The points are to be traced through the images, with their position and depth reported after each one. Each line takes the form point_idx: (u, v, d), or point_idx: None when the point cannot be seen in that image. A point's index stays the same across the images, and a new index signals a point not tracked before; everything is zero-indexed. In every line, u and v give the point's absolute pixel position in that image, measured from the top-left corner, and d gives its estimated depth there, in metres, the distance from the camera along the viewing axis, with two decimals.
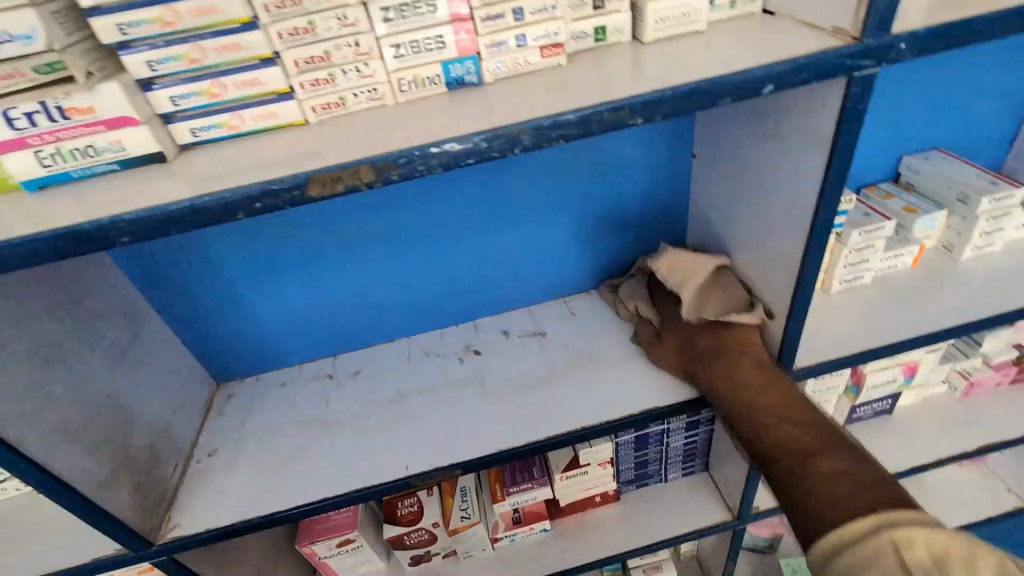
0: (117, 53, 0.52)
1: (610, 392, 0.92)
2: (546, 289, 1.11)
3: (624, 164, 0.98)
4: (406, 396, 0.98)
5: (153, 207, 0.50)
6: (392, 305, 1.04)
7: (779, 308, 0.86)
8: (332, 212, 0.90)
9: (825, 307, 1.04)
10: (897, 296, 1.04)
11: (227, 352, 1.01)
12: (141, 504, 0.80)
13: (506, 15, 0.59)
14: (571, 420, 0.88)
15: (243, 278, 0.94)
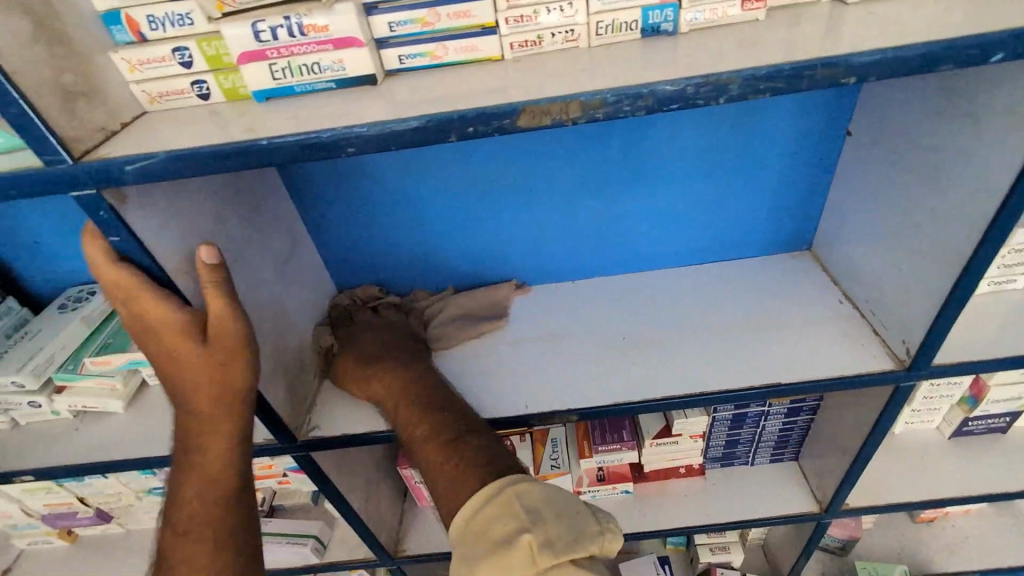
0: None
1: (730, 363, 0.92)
2: (665, 256, 1.11)
3: (773, 134, 0.96)
4: (523, 341, 1.02)
5: (378, 123, 0.54)
6: (515, 253, 1.08)
7: (930, 299, 0.82)
8: (478, 155, 0.94)
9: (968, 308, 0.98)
10: None
11: (361, 278, 1.09)
12: (291, 401, 0.88)
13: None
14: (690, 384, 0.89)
15: (387, 209, 0.99)
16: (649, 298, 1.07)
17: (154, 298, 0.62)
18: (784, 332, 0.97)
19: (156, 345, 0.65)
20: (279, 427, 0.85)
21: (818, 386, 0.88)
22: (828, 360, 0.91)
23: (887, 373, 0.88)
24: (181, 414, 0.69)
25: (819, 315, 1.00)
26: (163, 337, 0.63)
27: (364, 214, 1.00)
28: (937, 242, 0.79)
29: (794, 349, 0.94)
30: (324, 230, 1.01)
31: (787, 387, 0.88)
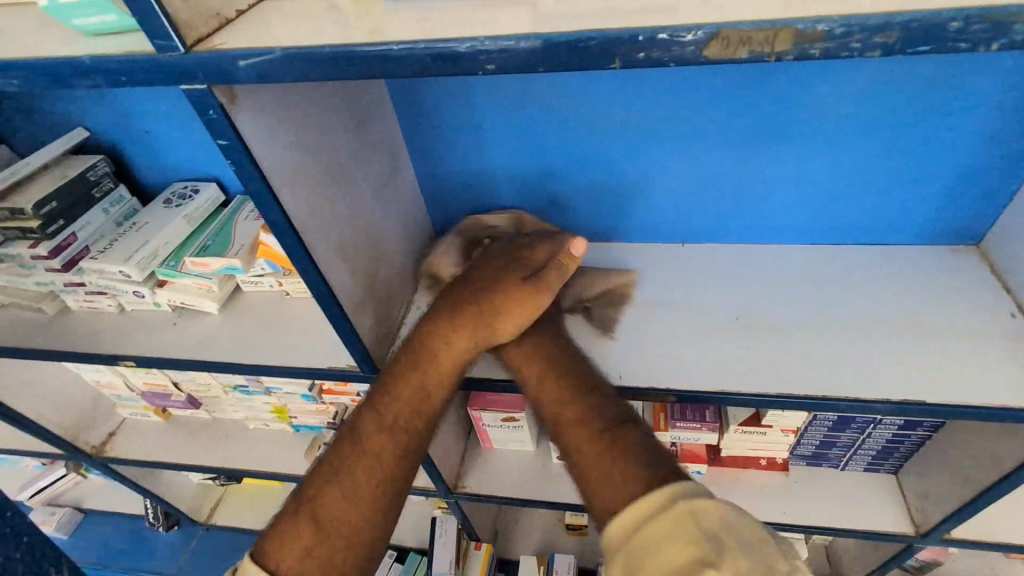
0: None
1: (862, 369, 0.79)
2: (802, 234, 0.95)
3: (983, 99, 0.75)
4: (621, 304, 0.92)
5: (526, 35, 0.44)
6: (624, 207, 0.96)
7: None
8: (603, 85, 0.82)
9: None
10: None
11: (456, 210, 1.03)
12: (377, 332, 0.85)
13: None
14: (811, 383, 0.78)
15: (493, 140, 0.91)
16: (774, 275, 0.93)
17: (521, 269, 0.81)
18: (942, 340, 0.80)
19: (479, 316, 0.78)
20: (363, 356, 0.83)
21: (979, 413, 0.73)
22: (997, 384, 0.75)
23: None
24: (427, 352, 0.78)
25: (993, 328, 0.81)
26: (499, 289, 0.79)
27: (469, 140, 0.91)
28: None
29: (954, 363, 0.78)
30: (425, 153, 0.94)
31: (938, 407, 0.73)
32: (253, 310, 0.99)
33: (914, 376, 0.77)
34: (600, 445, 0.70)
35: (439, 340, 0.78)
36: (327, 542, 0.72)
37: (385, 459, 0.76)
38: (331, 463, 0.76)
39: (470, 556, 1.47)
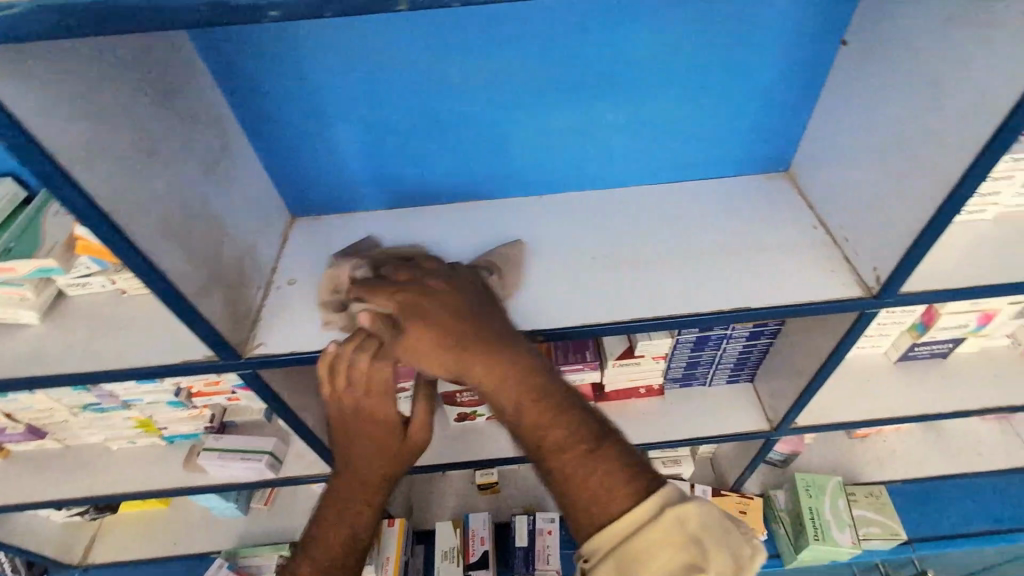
0: None
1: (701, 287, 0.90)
2: (641, 172, 1.06)
3: (766, 42, 0.90)
4: (492, 256, 0.96)
5: None
6: (481, 165, 1.00)
7: (911, 223, 0.81)
8: (392, 39, 0.82)
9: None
10: (1016, 239, 0.98)
11: (308, 184, 0.99)
12: (232, 316, 0.81)
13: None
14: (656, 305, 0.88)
15: (337, 105, 0.88)
16: (630, 213, 1.03)
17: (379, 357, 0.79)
18: (767, 254, 0.97)
19: (359, 404, 0.82)
20: (221, 344, 0.78)
21: (793, 310, 0.90)
22: (805, 286, 0.91)
23: (862, 298, 0.89)
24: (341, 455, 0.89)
25: (800, 239, 0.99)
26: (360, 383, 0.80)
27: (317, 102, 0.88)
28: (926, 159, 0.77)
29: (773, 270, 0.94)
30: (266, 120, 0.89)
31: (762, 310, 0.89)
32: (86, 313, 0.88)
33: (743, 291, 0.92)
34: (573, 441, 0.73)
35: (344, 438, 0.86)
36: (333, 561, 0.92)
37: (354, 520, 0.93)
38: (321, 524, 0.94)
39: (383, 533, 1.49)
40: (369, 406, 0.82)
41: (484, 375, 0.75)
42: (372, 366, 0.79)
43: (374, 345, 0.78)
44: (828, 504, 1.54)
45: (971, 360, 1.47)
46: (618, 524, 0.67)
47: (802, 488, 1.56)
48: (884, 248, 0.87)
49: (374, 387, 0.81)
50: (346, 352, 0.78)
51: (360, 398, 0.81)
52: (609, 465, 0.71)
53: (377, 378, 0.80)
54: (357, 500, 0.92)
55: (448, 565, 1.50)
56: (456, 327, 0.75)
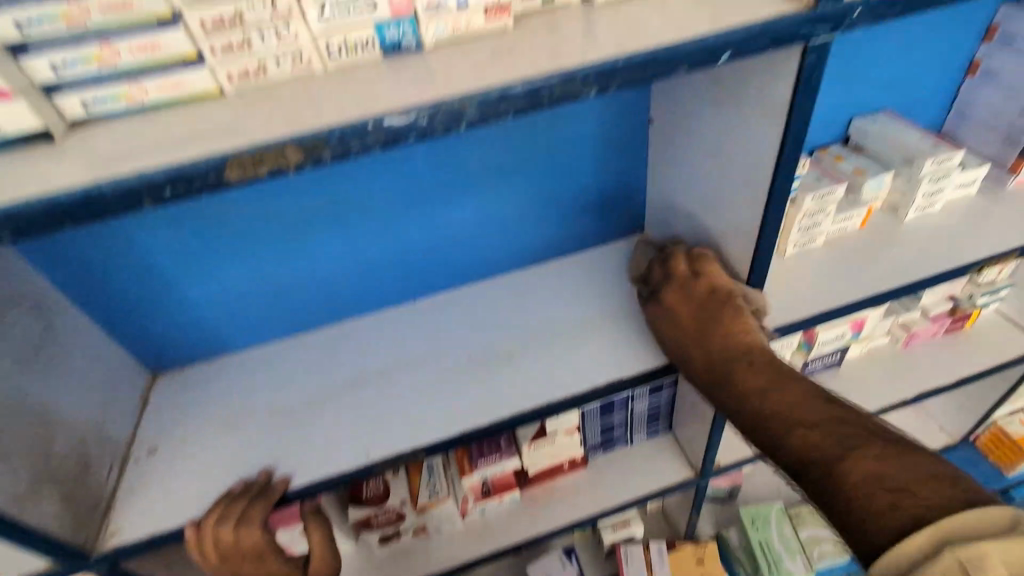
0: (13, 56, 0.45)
1: (569, 368, 0.92)
2: (504, 261, 1.10)
3: (580, 133, 0.98)
4: (366, 377, 0.96)
5: (40, 197, 0.44)
6: (343, 285, 1.02)
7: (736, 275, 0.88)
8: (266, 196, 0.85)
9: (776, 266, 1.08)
10: (847, 259, 1.08)
11: (167, 340, 0.97)
12: (72, 514, 0.75)
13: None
14: (529, 397, 0.89)
15: (178, 261, 0.89)
16: (501, 303, 1.06)
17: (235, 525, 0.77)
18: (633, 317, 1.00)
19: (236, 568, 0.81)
20: (59, 552, 0.71)
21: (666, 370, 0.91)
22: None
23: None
24: None
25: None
26: (226, 552, 0.78)
27: (156, 266, 0.88)
28: (731, 218, 0.83)
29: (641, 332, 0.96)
30: (105, 293, 0.88)
31: (636, 377, 0.90)
32: None
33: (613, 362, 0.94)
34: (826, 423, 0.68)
35: None
36: None
37: None
38: None
39: None
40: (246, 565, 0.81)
41: (703, 358, 0.84)
42: (236, 535, 0.77)
43: (234, 513, 0.77)
44: (777, 536, 1.56)
45: (864, 363, 1.55)
46: (897, 544, 0.52)
47: (749, 523, 1.57)
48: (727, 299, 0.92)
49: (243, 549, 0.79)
50: (206, 529, 0.77)
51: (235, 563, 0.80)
52: (907, 469, 0.58)
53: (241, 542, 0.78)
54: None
55: None
56: (703, 320, 0.85)
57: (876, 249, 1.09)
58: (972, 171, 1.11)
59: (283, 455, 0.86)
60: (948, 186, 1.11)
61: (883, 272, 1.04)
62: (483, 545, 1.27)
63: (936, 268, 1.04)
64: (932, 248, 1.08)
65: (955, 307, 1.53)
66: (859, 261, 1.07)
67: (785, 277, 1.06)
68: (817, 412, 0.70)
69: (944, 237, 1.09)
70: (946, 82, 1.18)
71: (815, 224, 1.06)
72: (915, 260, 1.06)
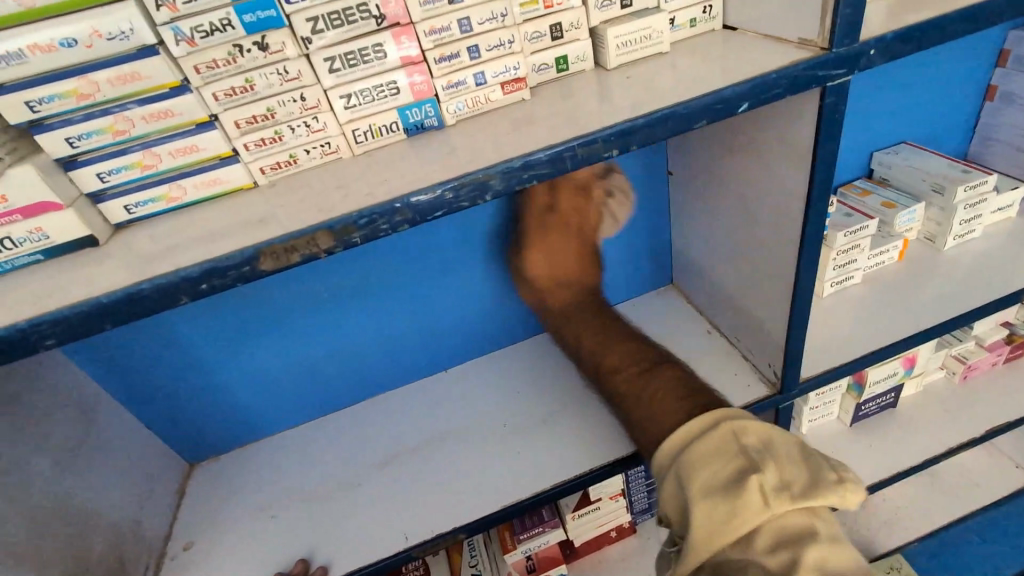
0: (64, 167, 0.48)
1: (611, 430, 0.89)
2: (534, 324, 1.09)
3: (601, 193, 0.99)
4: (402, 455, 0.93)
5: (82, 301, 0.45)
6: (375, 359, 1.02)
7: (775, 320, 0.85)
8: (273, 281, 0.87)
9: (815, 307, 1.04)
10: (889, 295, 1.03)
11: (203, 430, 0.97)
12: None
13: (453, 28, 0.53)
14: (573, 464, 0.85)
15: (215, 349, 0.90)
16: (536, 366, 1.05)
17: None
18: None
19: None
20: None
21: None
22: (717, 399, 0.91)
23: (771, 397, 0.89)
24: None
25: (699, 349, 1.00)
26: None
27: (196, 355, 0.90)
28: (764, 263, 0.82)
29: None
30: (144, 386, 0.89)
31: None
32: None
33: None
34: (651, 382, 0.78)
35: None
36: None
37: None
38: None
39: None
40: None
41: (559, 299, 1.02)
42: None
43: None
44: None
45: (923, 400, 1.44)
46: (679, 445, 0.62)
47: None
48: (769, 346, 0.89)
49: None
50: None
51: None
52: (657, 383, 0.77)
53: None
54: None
55: None
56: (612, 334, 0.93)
57: (918, 282, 1.05)
58: (1008, 195, 1.08)
59: (321, 542, 0.82)
60: (984, 211, 1.08)
61: (930, 305, 0.99)
62: None
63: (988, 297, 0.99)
64: (980, 275, 1.03)
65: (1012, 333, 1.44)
66: (902, 296, 1.03)
67: (826, 318, 1.02)
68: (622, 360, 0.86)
69: (990, 263, 1.04)
70: (964, 111, 1.17)
71: (852, 261, 1.03)
72: (962, 290, 1.01)
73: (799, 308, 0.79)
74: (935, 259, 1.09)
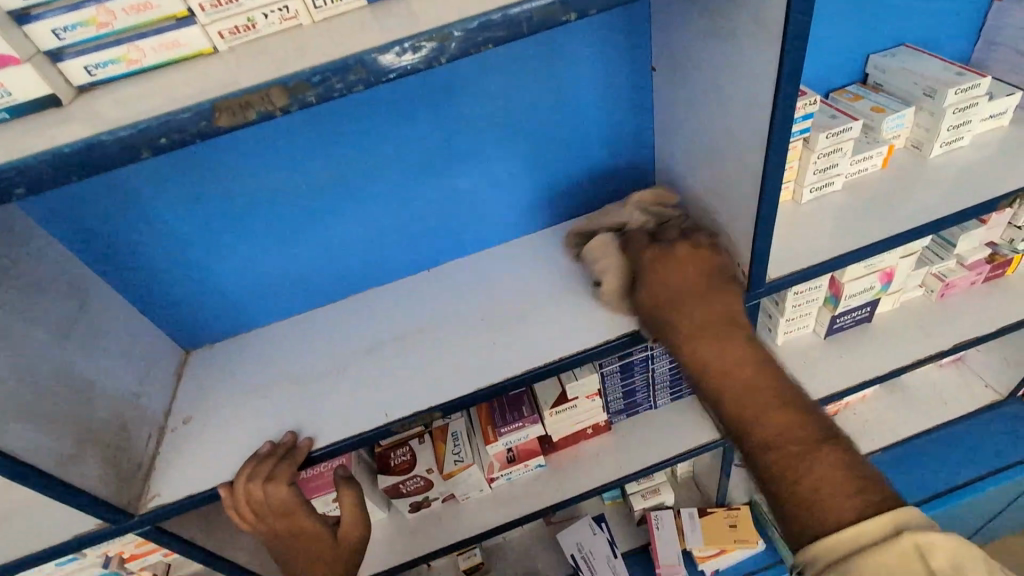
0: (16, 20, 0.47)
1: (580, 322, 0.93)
2: (515, 226, 1.11)
3: (583, 88, 0.97)
4: (383, 344, 0.98)
5: (47, 151, 0.46)
6: (358, 255, 1.04)
7: (746, 216, 0.87)
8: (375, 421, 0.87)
9: (792, 213, 1.05)
10: (867, 202, 1.04)
11: (194, 317, 1.01)
12: (115, 476, 0.79)
13: None
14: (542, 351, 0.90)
15: (199, 235, 0.93)
16: (515, 266, 1.07)
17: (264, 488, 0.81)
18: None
19: (270, 529, 0.85)
20: (103, 510, 0.76)
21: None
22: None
23: (737, 293, 0.93)
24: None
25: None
26: (262, 510, 0.82)
27: (182, 242, 0.93)
28: (739, 158, 0.82)
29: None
30: (135, 271, 0.93)
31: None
32: None
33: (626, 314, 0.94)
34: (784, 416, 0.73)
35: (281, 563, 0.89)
36: None
37: None
38: None
39: None
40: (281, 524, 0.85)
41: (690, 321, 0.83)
42: (265, 492, 0.80)
43: (263, 470, 0.80)
44: None
45: (900, 315, 1.48)
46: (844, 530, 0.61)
47: None
48: (739, 246, 0.91)
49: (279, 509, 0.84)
50: (237, 487, 0.80)
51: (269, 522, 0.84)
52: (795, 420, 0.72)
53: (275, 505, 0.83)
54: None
55: None
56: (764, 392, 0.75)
57: (898, 190, 1.05)
58: (1000, 101, 1.06)
59: (308, 418, 0.89)
60: (974, 118, 1.06)
61: (905, 212, 1.00)
62: (512, 511, 1.29)
63: (965, 203, 0.99)
64: (962, 182, 1.03)
65: (995, 253, 1.44)
66: (879, 203, 1.03)
67: (801, 223, 1.03)
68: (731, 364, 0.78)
69: (973, 171, 1.04)
70: (969, 13, 1.12)
71: (835, 165, 1.03)
72: (939, 197, 1.02)
73: (768, 202, 0.80)
74: (918, 168, 1.08)
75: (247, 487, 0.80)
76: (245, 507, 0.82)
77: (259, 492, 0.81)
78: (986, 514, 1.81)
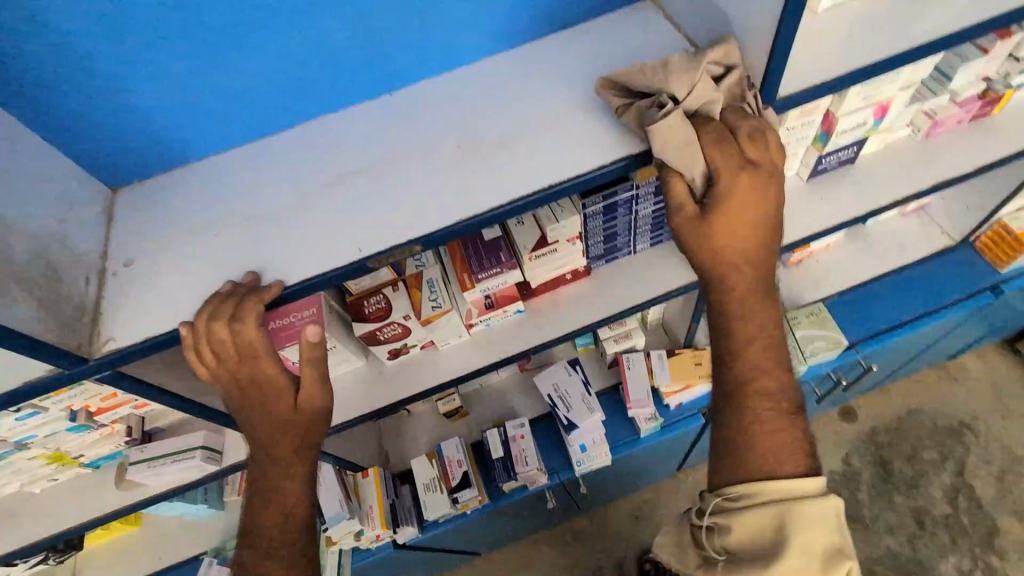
0: None
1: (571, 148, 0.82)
2: (495, 38, 0.93)
3: None
4: (348, 176, 0.85)
5: None
6: (308, 73, 0.86)
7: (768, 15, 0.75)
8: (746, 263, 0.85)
9: (806, 25, 0.93)
10: (887, 12, 0.93)
11: (117, 148, 0.86)
12: (53, 319, 0.71)
13: None
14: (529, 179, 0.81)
15: (98, 41, 0.74)
16: (497, 86, 0.92)
17: (225, 330, 0.74)
18: (646, 90, 0.87)
19: (234, 371, 0.80)
20: (46, 353, 0.68)
21: (684, 144, 0.82)
22: (689, 115, 0.84)
23: (746, 112, 0.83)
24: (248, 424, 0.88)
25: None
26: (226, 350, 0.77)
27: (78, 49, 0.74)
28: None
29: (654, 105, 0.85)
30: (23, 87, 0.75)
31: (652, 152, 0.81)
32: None
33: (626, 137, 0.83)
34: (770, 359, 0.87)
35: (244, 408, 0.86)
36: (276, 529, 0.93)
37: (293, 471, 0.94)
38: (263, 497, 0.95)
39: (361, 487, 1.53)
40: (244, 366, 0.80)
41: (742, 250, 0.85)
42: (232, 332, 0.75)
43: (226, 310, 0.73)
44: None
45: (883, 157, 1.44)
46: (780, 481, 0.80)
47: None
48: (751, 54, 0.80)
49: (241, 351, 0.79)
50: (200, 326, 0.74)
51: (234, 364, 0.79)
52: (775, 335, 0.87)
53: (240, 345, 0.77)
54: (278, 471, 0.94)
55: (433, 496, 1.53)
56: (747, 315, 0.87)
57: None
58: None
59: (267, 256, 0.80)
60: None
61: (929, 23, 0.90)
62: (490, 355, 1.30)
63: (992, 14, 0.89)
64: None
65: (988, 89, 1.37)
66: (901, 13, 0.92)
67: (815, 35, 0.91)
68: (739, 307, 0.87)
69: None
70: None
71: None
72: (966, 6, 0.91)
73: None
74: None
75: (209, 326, 0.74)
76: (207, 346, 0.76)
77: (220, 333, 0.74)
78: (920, 347, 1.99)
